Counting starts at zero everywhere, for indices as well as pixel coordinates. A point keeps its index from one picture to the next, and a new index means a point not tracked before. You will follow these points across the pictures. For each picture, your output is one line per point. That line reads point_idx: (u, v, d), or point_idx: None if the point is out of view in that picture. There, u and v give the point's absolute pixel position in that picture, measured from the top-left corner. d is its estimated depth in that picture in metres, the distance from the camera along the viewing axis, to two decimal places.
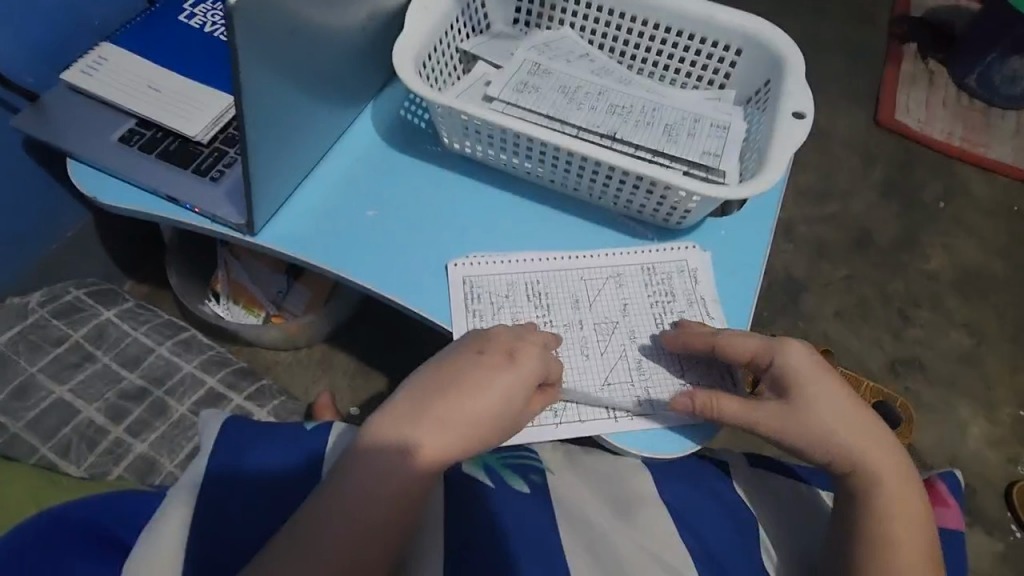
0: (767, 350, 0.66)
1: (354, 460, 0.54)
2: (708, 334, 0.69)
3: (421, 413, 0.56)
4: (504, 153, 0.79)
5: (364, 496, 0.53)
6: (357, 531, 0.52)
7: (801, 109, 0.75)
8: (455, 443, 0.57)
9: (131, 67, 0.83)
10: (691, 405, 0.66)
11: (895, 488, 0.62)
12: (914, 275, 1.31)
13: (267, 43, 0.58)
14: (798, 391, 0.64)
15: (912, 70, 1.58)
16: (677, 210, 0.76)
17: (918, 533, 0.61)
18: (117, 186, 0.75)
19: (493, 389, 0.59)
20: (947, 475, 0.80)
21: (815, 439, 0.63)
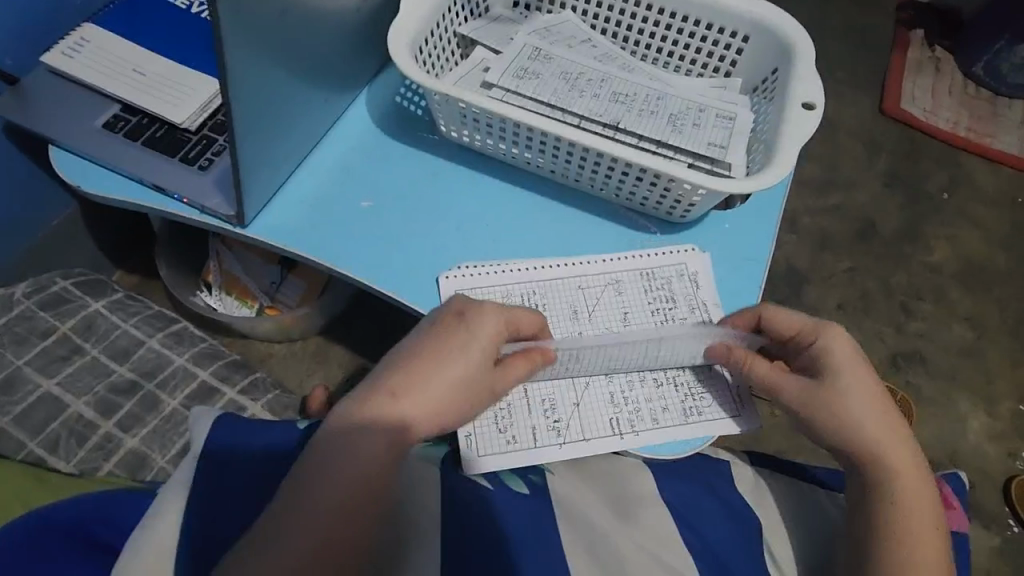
0: (812, 330, 0.65)
1: (345, 426, 0.56)
2: (753, 309, 0.69)
3: (387, 379, 0.58)
4: (503, 143, 0.77)
5: (347, 468, 0.54)
6: (334, 506, 0.53)
7: (811, 99, 0.72)
8: (425, 408, 0.57)
9: (115, 50, 0.80)
10: (725, 355, 0.67)
11: (915, 488, 0.60)
12: (917, 267, 1.29)
13: (254, 25, 0.55)
14: (832, 373, 0.63)
15: (918, 57, 1.55)
16: (681, 203, 0.74)
17: (931, 532, 0.60)
18: (101, 175, 0.72)
19: (457, 354, 0.59)
20: (950, 476, 0.78)
21: (839, 421, 0.62)
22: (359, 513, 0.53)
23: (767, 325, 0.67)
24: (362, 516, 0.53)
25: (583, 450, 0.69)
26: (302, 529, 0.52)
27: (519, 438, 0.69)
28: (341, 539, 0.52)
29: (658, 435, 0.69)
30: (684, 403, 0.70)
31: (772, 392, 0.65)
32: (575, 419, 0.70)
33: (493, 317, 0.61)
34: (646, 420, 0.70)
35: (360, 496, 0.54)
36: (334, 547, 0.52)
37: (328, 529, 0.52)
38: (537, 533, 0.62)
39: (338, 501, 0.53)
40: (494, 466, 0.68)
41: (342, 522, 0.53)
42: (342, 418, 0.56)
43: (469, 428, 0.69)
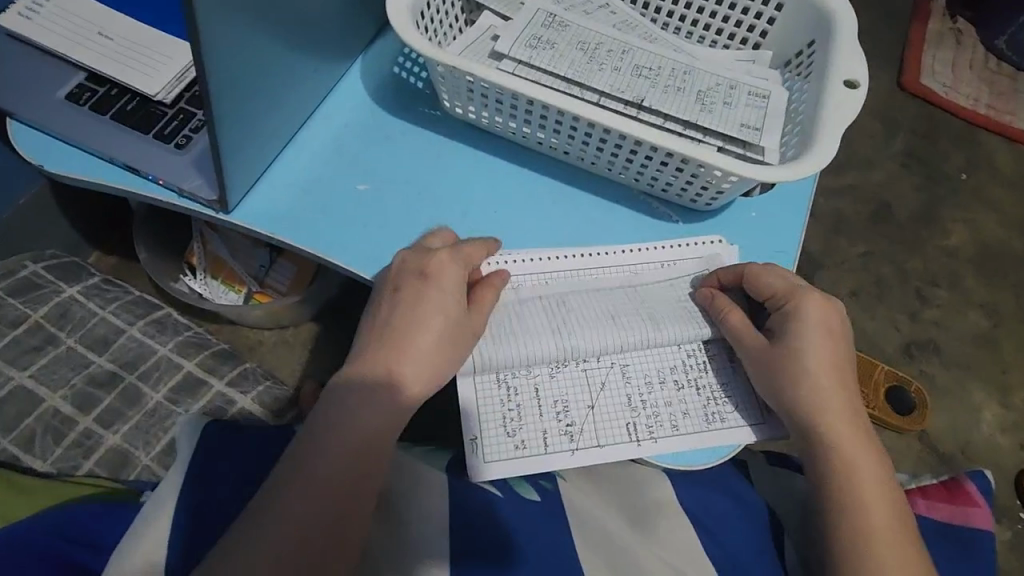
0: (785, 295, 0.60)
1: (342, 403, 0.54)
2: (737, 268, 0.63)
3: (377, 349, 0.55)
4: (514, 121, 0.70)
5: (340, 448, 0.52)
6: (332, 490, 0.51)
7: (854, 76, 0.66)
8: (391, 369, 0.54)
9: (77, 10, 0.72)
10: (708, 300, 0.63)
11: (869, 464, 0.56)
12: (932, 252, 1.25)
13: None
14: (793, 335, 0.58)
15: (938, 29, 1.47)
16: (709, 190, 0.67)
17: (887, 510, 0.55)
18: (65, 153, 0.65)
19: (431, 308, 0.56)
20: (976, 474, 0.72)
21: (795, 385, 0.57)
22: (365, 493, 0.52)
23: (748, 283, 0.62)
24: (364, 494, 0.52)
25: (595, 457, 0.59)
26: (289, 516, 0.49)
27: (526, 444, 0.59)
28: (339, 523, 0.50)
29: (676, 443, 0.60)
30: (705, 408, 0.61)
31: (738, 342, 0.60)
32: (590, 422, 0.60)
33: (453, 267, 0.58)
34: (666, 425, 0.60)
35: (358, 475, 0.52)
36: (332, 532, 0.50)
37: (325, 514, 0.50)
38: (529, 537, 0.56)
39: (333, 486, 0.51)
40: (501, 473, 0.58)
41: (345, 504, 0.51)
42: (337, 400, 0.54)
43: (474, 431, 0.59)
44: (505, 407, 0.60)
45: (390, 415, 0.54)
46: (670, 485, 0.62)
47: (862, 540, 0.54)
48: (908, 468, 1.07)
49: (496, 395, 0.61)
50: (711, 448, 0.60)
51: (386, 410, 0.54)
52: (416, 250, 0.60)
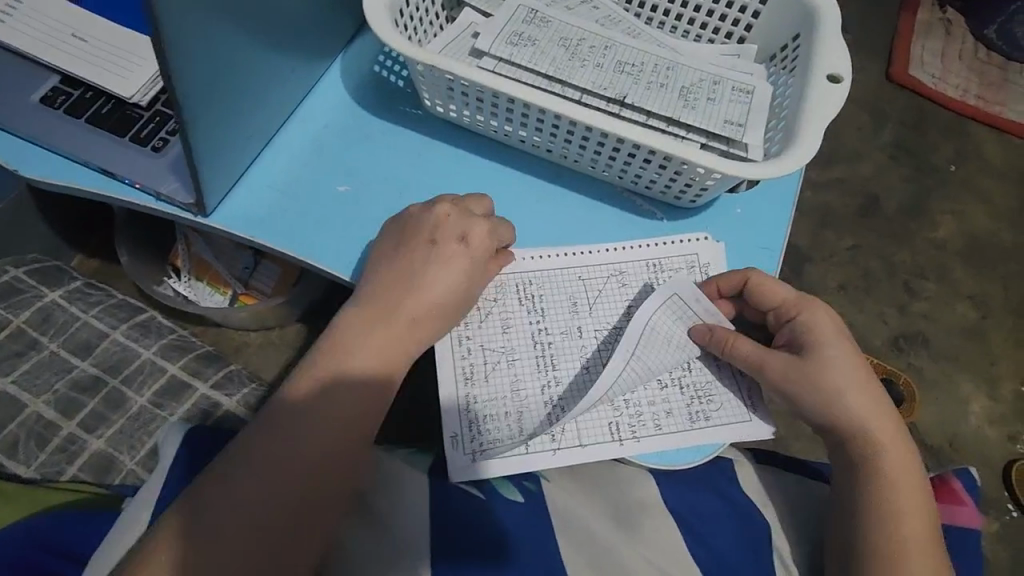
0: (795, 304, 0.59)
1: (323, 386, 0.53)
2: (740, 273, 0.61)
3: (405, 297, 0.57)
4: (495, 119, 0.69)
5: (317, 430, 0.52)
6: (309, 475, 0.50)
7: (838, 71, 0.66)
8: (372, 355, 0.55)
9: (49, 11, 0.70)
10: (707, 338, 0.61)
11: (903, 477, 0.54)
12: (921, 244, 1.25)
13: None
14: (814, 344, 0.57)
15: (927, 19, 1.47)
16: (693, 187, 0.67)
17: (923, 522, 0.53)
18: (39, 157, 0.64)
19: (437, 276, 0.58)
20: (962, 471, 0.65)
21: (811, 393, 0.56)
22: (343, 482, 0.51)
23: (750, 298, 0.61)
24: (342, 482, 0.51)
25: (575, 456, 0.58)
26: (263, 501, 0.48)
27: (506, 443, 0.59)
28: (316, 512, 0.50)
29: (659, 442, 0.59)
30: (689, 407, 0.61)
31: (725, 346, 0.60)
32: (571, 421, 0.59)
33: (488, 238, 0.61)
34: (648, 425, 0.60)
35: (336, 461, 0.51)
36: (306, 519, 0.49)
37: (299, 501, 0.49)
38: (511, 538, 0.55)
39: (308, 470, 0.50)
40: (482, 471, 0.58)
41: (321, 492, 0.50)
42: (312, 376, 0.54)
43: (455, 428, 0.59)
44: (485, 407, 0.60)
45: (370, 397, 0.54)
46: (655, 485, 0.60)
47: (897, 554, 0.51)
48: None
49: (476, 395, 0.60)
50: (696, 447, 0.59)
51: (366, 393, 0.54)
52: (459, 208, 0.61)
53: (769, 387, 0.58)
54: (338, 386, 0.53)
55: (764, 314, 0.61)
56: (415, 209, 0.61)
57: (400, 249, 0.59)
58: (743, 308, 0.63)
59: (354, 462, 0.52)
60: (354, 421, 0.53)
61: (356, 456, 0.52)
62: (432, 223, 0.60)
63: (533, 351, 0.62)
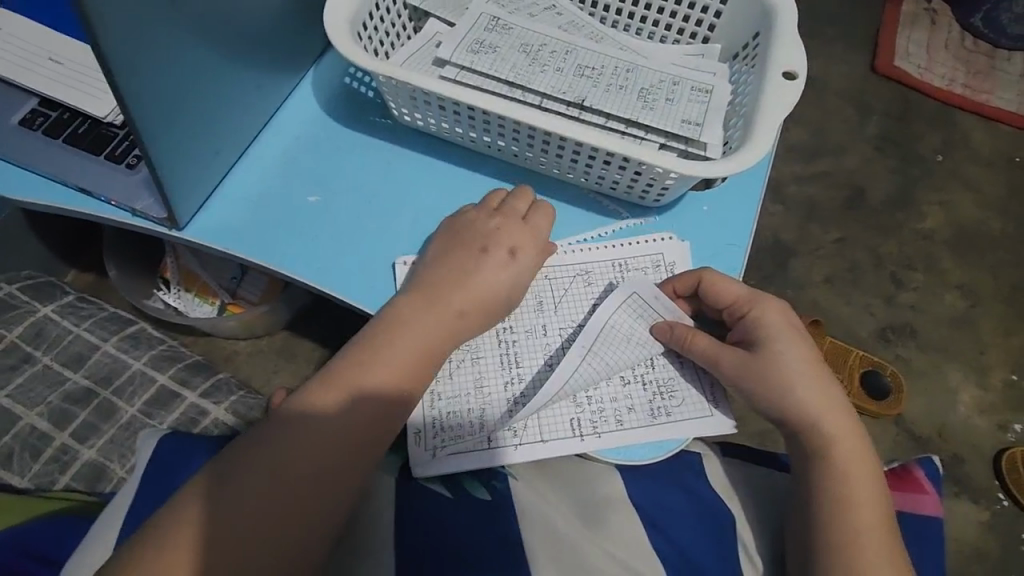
0: (748, 301, 0.60)
1: (351, 383, 0.55)
2: (694, 272, 0.63)
3: (450, 291, 0.60)
4: (459, 126, 0.71)
5: (318, 433, 0.53)
6: (305, 479, 0.51)
7: (794, 68, 0.67)
8: (394, 371, 0.56)
9: (26, 36, 0.72)
10: (668, 334, 0.62)
11: (855, 471, 0.54)
12: (908, 235, 1.25)
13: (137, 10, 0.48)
14: (767, 339, 0.58)
15: (911, 11, 1.47)
16: (655, 186, 0.67)
17: (876, 513, 0.53)
18: (22, 177, 0.67)
19: (488, 272, 0.61)
20: (925, 459, 0.66)
21: (763, 386, 0.57)
22: (336, 489, 0.52)
23: (704, 296, 0.62)
24: (338, 491, 0.52)
25: (535, 452, 0.59)
26: (254, 505, 0.49)
27: (468, 441, 0.60)
28: (309, 518, 0.50)
29: (621, 438, 0.60)
30: (651, 402, 0.62)
31: (684, 343, 0.61)
32: (533, 417, 0.61)
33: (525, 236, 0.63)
34: (610, 421, 0.61)
35: (334, 467, 0.52)
36: (299, 515, 0.50)
37: (294, 502, 0.50)
38: (476, 539, 0.56)
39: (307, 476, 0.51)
40: (444, 468, 0.59)
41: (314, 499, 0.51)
42: (334, 385, 0.55)
43: (418, 427, 0.60)
44: (448, 405, 0.61)
45: (387, 410, 0.55)
46: (621, 480, 0.60)
47: (851, 547, 0.52)
48: (886, 452, 1.07)
49: (440, 393, 0.61)
50: (657, 442, 0.60)
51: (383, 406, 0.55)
52: (506, 217, 0.64)
53: (725, 381, 0.59)
54: (350, 394, 0.54)
55: (718, 313, 0.63)
56: (475, 215, 0.65)
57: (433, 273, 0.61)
58: (700, 305, 0.64)
59: (354, 470, 0.53)
60: (361, 429, 0.54)
61: (356, 468, 0.53)
62: (484, 229, 0.63)
63: (498, 349, 0.64)
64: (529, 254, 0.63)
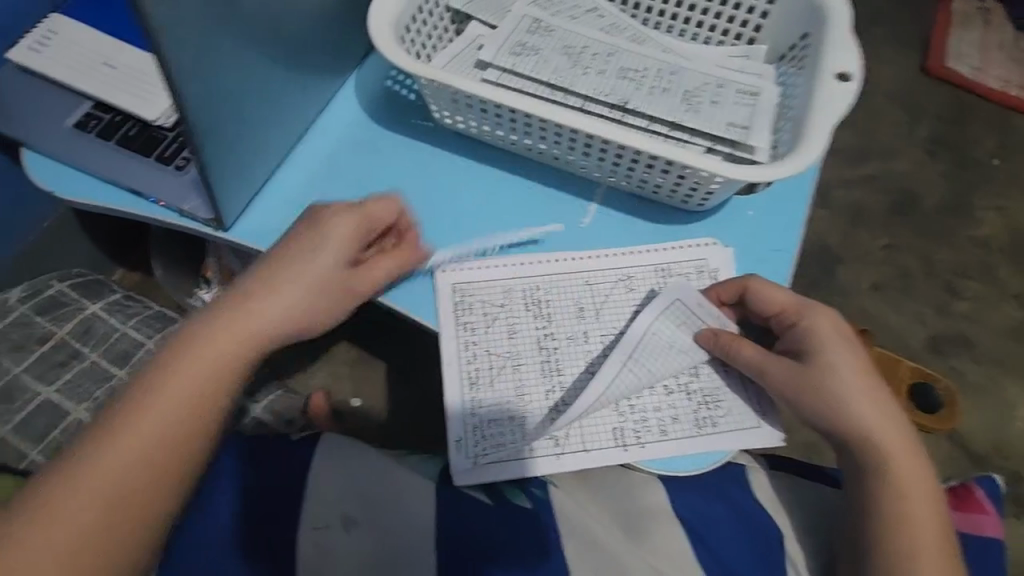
0: (796, 309, 0.58)
1: (150, 383, 0.50)
2: (738, 279, 0.61)
3: (263, 280, 0.54)
4: (500, 129, 0.70)
5: (105, 477, 0.46)
6: (111, 491, 0.46)
7: (846, 70, 0.64)
8: (199, 375, 0.50)
9: (81, 41, 0.74)
10: (712, 342, 0.60)
11: (913, 489, 0.52)
12: (962, 242, 1.20)
13: (191, 16, 0.49)
14: (819, 349, 0.55)
15: (964, 9, 1.41)
16: (699, 191, 0.66)
17: (935, 535, 0.51)
18: (74, 178, 0.68)
19: (302, 258, 0.55)
20: (984, 477, 0.63)
21: (815, 398, 0.55)
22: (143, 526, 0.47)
23: (750, 304, 0.60)
24: (158, 503, 0.48)
25: (578, 462, 0.59)
26: (66, 528, 0.45)
27: (509, 449, 0.59)
28: (114, 528, 0.46)
29: (665, 449, 0.59)
30: (696, 412, 0.60)
31: (729, 352, 0.59)
32: (575, 426, 0.60)
33: (348, 220, 0.57)
34: (654, 431, 0.59)
35: (144, 467, 0.48)
36: (120, 519, 0.46)
37: (103, 510, 0.46)
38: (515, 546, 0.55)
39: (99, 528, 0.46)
40: (487, 476, 0.59)
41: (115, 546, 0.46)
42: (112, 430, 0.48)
43: (458, 433, 0.60)
44: (489, 412, 0.61)
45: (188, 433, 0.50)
46: (664, 490, 0.59)
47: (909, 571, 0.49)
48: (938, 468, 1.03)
49: (480, 400, 0.61)
50: (703, 454, 0.58)
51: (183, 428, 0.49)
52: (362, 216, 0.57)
53: (772, 391, 0.57)
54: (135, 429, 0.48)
55: (763, 321, 0.60)
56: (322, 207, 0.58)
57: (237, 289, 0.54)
58: (745, 313, 0.62)
59: (162, 466, 0.48)
60: (167, 441, 0.49)
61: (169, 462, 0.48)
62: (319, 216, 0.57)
63: (538, 356, 0.63)
64: (346, 237, 0.56)
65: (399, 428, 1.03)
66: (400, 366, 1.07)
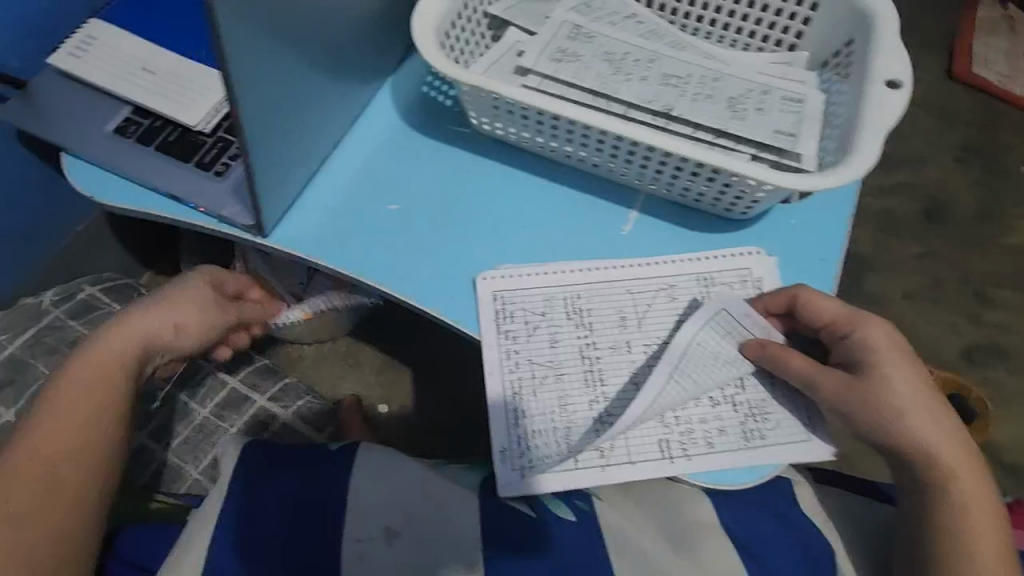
0: (849, 321, 0.57)
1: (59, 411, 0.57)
2: (788, 289, 0.60)
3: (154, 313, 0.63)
4: (540, 136, 0.69)
5: (31, 485, 0.54)
6: (33, 499, 0.53)
7: (896, 77, 0.63)
8: (94, 397, 0.58)
9: (120, 46, 0.74)
10: (761, 353, 0.59)
11: (973, 499, 0.53)
12: (995, 250, 1.18)
13: (248, 23, 0.49)
14: (874, 362, 0.55)
15: (992, 14, 1.39)
16: (744, 199, 0.65)
17: (995, 543, 0.52)
18: (112, 183, 0.68)
19: (177, 295, 0.64)
20: None
21: (872, 412, 0.54)
22: (73, 543, 0.53)
23: (800, 316, 0.59)
24: (81, 504, 0.55)
25: (624, 475, 0.58)
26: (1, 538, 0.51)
27: (553, 460, 0.59)
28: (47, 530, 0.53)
29: (714, 461, 0.58)
30: (743, 424, 0.59)
31: (777, 363, 0.58)
32: (621, 437, 0.59)
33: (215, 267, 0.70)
34: (700, 443, 0.58)
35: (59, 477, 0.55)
36: (46, 520, 0.53)
37: (34, 515, 0.53)
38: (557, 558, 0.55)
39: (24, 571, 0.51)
40: (534, 488, 0.58)
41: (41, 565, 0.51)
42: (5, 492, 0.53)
43: (502, 444, 0.59)
44: (533, 423, 0.60)
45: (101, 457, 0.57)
46: (711, 504, 0.58)
47: None
48: None
49: (523, 411, 0.61)
50: (752, 467, 0.58)
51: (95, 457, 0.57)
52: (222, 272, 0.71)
53: (825, 404, 0.56)
54: (42, 470, 0.54)
55: (812, 332, 0.60)
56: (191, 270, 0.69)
57: (100, 336, 0.61)
58: (793, 324, 0.61)
59: (75, 475, 0.55)
60: (79, 450, 0.56)
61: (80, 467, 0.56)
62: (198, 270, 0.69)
63: (581, 366, 0.62)
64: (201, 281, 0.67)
65: (427, 435, 1.03)
66: (428, 372, 1.07)
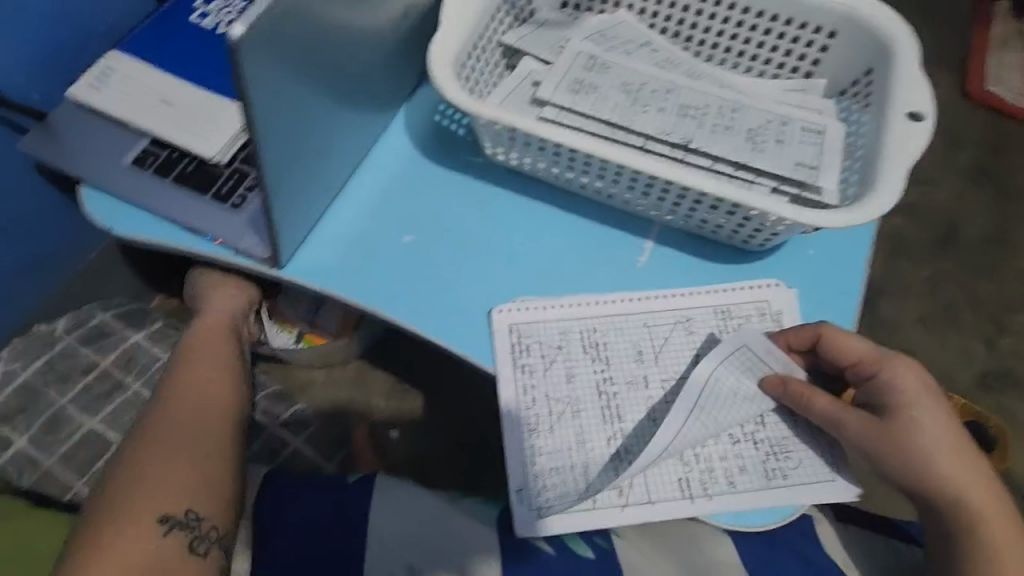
0: (875, 361, 0.56)
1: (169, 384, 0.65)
2: (812, 326, 0.59)
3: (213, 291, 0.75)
4: (557, 167, 0.69)
5: (182, 427, 0.60)
6: (181, 437, 0.59)
7: (918, 109, 0.63)
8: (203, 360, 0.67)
9: (138, 77, 0.74)
10: (784, 391, 0.58)
11: (1005, 549, 0.52)
12: (1009, 274, 1.17)
13: (272, 65, 0.49)
14: (901, 404, 0.54)
15: (1003, 32, 1.39)
16: (763, 232, 0.64)
17: None
18: (128, 214, 0.68)
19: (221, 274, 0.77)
20: None
21: (898, 454, 0.54)
22: (225, 456, 0.60)
23: (825, 354, 0.58)
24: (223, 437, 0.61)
25: (642, 515, 0.57)
26: (166, 476, 0.56)
27: (571, 499, 0.58)
28: (208, 452, 0.59)
29: (735, 501, 0.57)
30: (764, 463, 0.58)
31: (799, 401, 0.58)
32: (639, 476, 0.58)
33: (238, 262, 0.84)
34: (720, 482, 0.58)
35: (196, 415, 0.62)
36: (196, 449, 0.59)
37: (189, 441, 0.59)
38: None
39: (198, 484, 0.57)
40: (553, 528, 0.57)
41: (205, 480, 0.57)
42: (161, 438, 0.59)
43: (520, 482, 0.58)
44: (550, 459, 0.59)
45: (219, 404, 0.64)
46: (732, 544, 0.57)
47: None
48: None
49: (541, 448, 0.60)
50: (774, 508, 0.57)
51: (211, 403, 0.63)
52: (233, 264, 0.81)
53: (851, 445, 0.55)
54: (185, 412, 0.61)
55: (837, 370, 0.59)
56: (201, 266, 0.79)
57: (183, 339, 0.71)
58: (816, 361, 0.61)
59: (208, 408, 0.63)
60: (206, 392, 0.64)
61: (212, 404, 0.63)
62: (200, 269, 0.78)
63: (598, 401, 0.62)
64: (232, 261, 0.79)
65: (437, 461, 1.02)
66: (437, 397, 1.06)
